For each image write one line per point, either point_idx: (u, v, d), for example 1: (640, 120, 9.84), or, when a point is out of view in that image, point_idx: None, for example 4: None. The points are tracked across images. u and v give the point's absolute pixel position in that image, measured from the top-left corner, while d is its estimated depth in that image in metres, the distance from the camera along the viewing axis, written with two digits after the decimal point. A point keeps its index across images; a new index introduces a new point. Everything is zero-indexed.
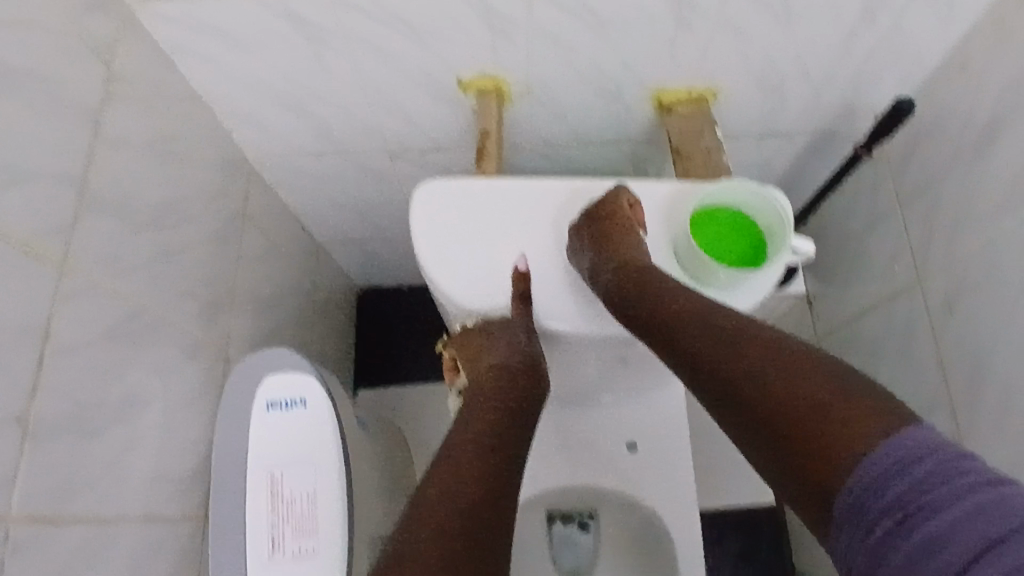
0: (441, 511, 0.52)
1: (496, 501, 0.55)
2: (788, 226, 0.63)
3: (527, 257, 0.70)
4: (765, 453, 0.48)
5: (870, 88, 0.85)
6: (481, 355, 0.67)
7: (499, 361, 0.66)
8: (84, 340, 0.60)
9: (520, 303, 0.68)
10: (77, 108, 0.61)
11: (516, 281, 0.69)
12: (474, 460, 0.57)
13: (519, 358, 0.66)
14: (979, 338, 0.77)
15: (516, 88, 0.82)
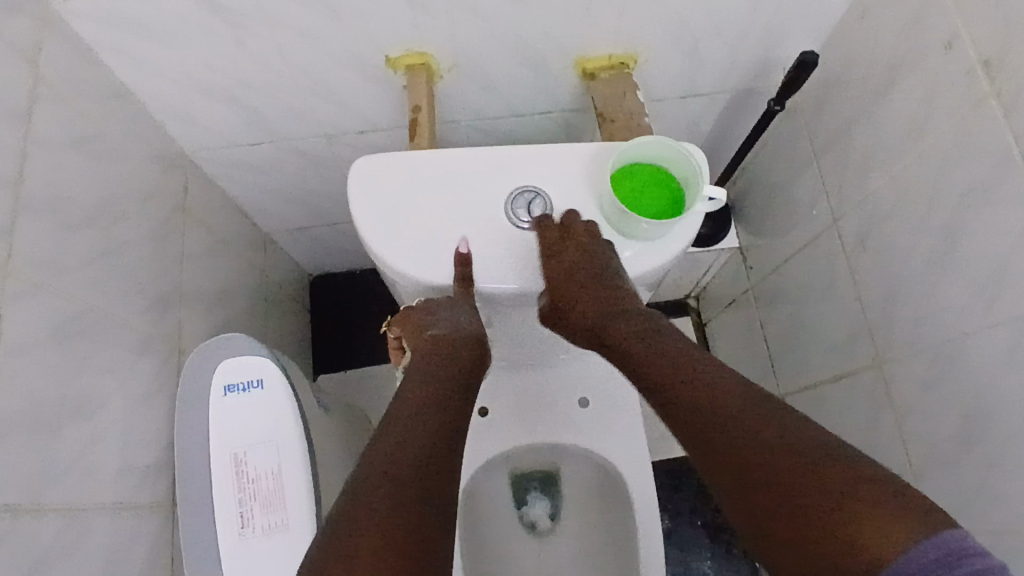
0: (394, 476, 0.56)
1: (438, 464, 0.59)
2: (702, 174, 0.67)
3: (469, 241, 0.71)
4: (787, 522, 0.51)
5: (780, 44, 0.90)
6: (421, 327, 0.70)
7: (441, 334, 0.69)
8: (34, 339, 0.61)
9: (464, 287, 0.70)
10: (2, 113, 0.62)
11: (457, 265, 0.70)
12: (421, 430, 0.61)
13: (461, 337, 0.70)
14: (890, 272, 0.83)
15: (443, 64, 0.84)
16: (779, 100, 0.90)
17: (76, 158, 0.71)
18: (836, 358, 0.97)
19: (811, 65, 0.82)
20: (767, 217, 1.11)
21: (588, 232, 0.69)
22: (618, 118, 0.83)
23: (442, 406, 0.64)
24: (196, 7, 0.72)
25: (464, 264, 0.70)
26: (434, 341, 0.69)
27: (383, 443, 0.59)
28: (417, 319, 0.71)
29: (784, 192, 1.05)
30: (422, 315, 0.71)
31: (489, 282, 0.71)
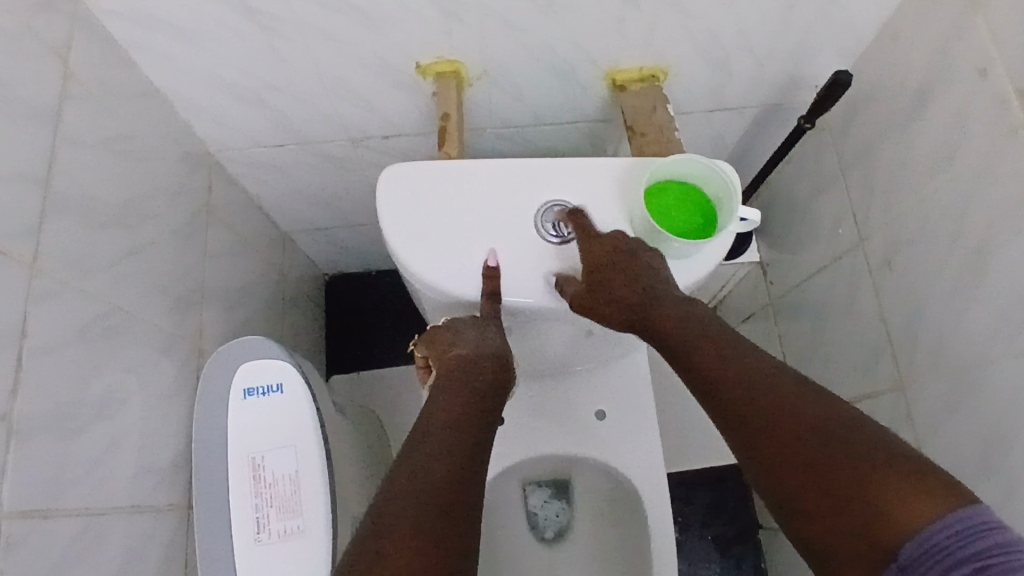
0: (413, 508, 0.55)
1: (461, 489, 0.58)
2: (735, 194, 0.66)
3: (497, 253, 0.70)
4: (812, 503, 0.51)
5: (811, 61, 0.89)
6: (447, 347, 0.69)
7: (465, 353, 0.67)
8: (59, 339, 0.61)
9: (490, 302, 0.69)
10: (34, 111, 0.61)
11: (484, 278, 0.69)
12: (445, 453, 0.60)
13: (486, 353, 0.68)
14: (916, 295, 0.82)
15: (473, 72, 0.84)
16: (809, 118, 0.89)
17: (104, 157, 0.71)
18: (856, 378, 0.96)
19: (844, 84, 0.82)
20: (790, 232, 1.10)
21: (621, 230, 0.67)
22: (648, 132, 0.82)
23: (465, 427, 0.63)
24: (228, 8, 0.71)
25: (490, 278, 0.69)
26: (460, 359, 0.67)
27: (404, 472, 0.58)
28: (442, 338, 0.70)
29: (808, 208, 1.04)
30: (448, 335, 0.70)
31: (514, 294, 0.70)
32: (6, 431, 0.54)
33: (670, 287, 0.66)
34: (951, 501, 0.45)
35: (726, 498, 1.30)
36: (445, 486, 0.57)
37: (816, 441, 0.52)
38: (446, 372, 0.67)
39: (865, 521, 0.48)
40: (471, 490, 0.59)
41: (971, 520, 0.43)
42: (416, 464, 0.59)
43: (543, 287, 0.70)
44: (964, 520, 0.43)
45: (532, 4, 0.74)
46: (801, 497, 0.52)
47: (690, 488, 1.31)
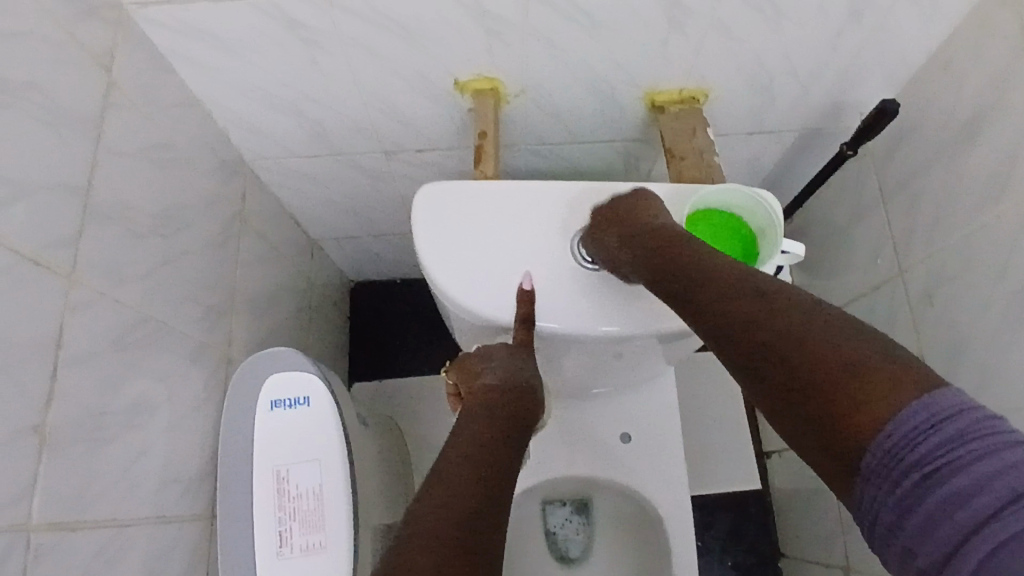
0: (444, 527, 0.54)
1: (488, 512, 0.58)
2: (778, 225, 0.64)
3: (533, 275, 0.70)
4: (801, 415, 0.45)
5: (857, 87, 0.87)
6: (476, 375, 0.71)
7: (494, 382, 0.69)
8: (93, 349, 0.61)
9: (524, 327, 0.69)
10: (78, 121, 0.62)
11: (519, 301, 0.69)
12: (473, 477, 0.60)
13: (515, 385, 0.69)
14: (958, 331, 0.80)
15: (512, 89, 0.83)
16: (852, 145, 0.87)
17: (143, 167, 0.71)
18: None
19: (892, 113, 0.80)
20: (825, 259, 1.08)
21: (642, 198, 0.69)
22: (687, 156, 0.81)
23: (493, 451, 0.63)
24: (271, 20, 0.71)
25: (528, 303, 0.69)
26: (490, 386, 0.69)
27: (432, 493, 0.58)
28: (472, 367, 0.71)
29: (846, 235, 1.02)
30: (477, 363, 0.71)
31: (548, 319, 0.69)
32: (39, 442, 0.54)
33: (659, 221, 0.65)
34: (920, 386, 0.40)
35: (748, 524, 1.28)
36: (474, 510, 0.57)
37: (789, 339, 0.47)
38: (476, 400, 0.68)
39: (841, 415, 0.42)
40: (497, 520, 0.58)
41: (944, 410, 0.38)
42: (444, 487, 0.58)
43: (578, 316, 0.70)
44: (941, 404, 0.39)
45: (575, 24, 0.73)
46: (782, 405, 0.47)
47: (711, 513, 1.28)
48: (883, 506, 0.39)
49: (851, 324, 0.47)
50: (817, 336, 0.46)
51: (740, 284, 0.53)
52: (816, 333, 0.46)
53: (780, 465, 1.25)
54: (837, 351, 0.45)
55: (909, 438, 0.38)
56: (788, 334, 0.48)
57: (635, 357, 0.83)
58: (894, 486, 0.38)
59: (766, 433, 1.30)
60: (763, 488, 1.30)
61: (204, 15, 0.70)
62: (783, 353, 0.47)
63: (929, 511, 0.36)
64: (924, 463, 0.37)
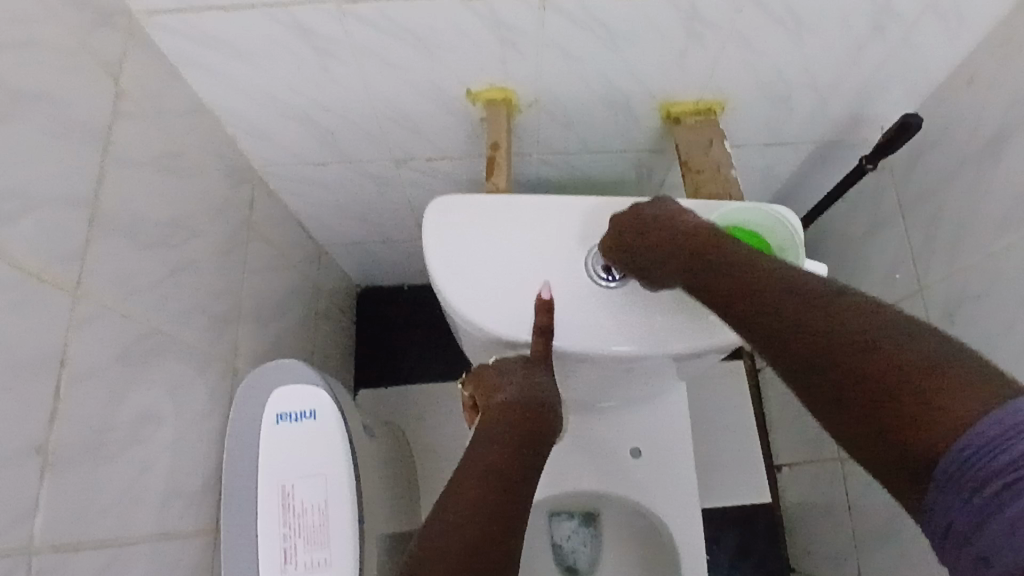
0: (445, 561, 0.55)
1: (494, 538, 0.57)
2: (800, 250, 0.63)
3: (551, 285, 0.68)
4: (866, 424, 0.42)
5: (878, 99, 0.85)
6: (493, 393, 0.67)
7: (509, 400, 0.66)
8: (97, 365, 0.60)
9: (542, 339, 0.67)
10: (85, 130, 0.60)
11: (539, 312, 0.67)
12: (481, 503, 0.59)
13: (532, 401, 0.66)
14: (979, 352, 0.78)
15: (525, 99, 0.82)
16: (872, 159, 0.85)
17: (151, 176, 0.70)
18: None
19: (915, 128, 0.78)
20: (841, 272, 1.06)
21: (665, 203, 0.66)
22: (704, 170, 0.79)
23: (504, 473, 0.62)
24: (283, 28, 0.70)
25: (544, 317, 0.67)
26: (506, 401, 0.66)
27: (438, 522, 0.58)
28: (489, 380, 0.68)
29: (863, 249, 1.00)
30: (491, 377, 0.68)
31: (563, 337, 0.68)
32: (42, 462, 0.53)
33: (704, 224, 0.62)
34: (994, 390, 0.37)
35: (756, 538, 1.26)
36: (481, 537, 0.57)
37: (846, 339, 0.45)
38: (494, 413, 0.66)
39: (908, 420, 0.40)
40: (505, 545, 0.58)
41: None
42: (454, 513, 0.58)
43: (593, 332, 0.68)
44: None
45: (593, 35, 0.71)
46: (843, 411, 0.44)
47: (719, 526, 1.27)
48: (957, 513, 0.35)
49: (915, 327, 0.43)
50: (880, 339, 0.43)
51: (793, 288, 0.51)
52: (876, 334, 0.44)
53: (790, 478, 1.24)
54: (902, 353, 0.42)
55: (984, 448, 0.35)
56: (844, 339, 0.45)
57: (647, 373, 0.82)
58: (970, 493, 0.34)
59: (776, 446, 1.28)
60: (772, 502, 1.28)
61: (215, 22, 0.69)
62: (842, 360, 0.44)
63: (1005, 524, 0.32)
64: (1001, 470, 0.33)
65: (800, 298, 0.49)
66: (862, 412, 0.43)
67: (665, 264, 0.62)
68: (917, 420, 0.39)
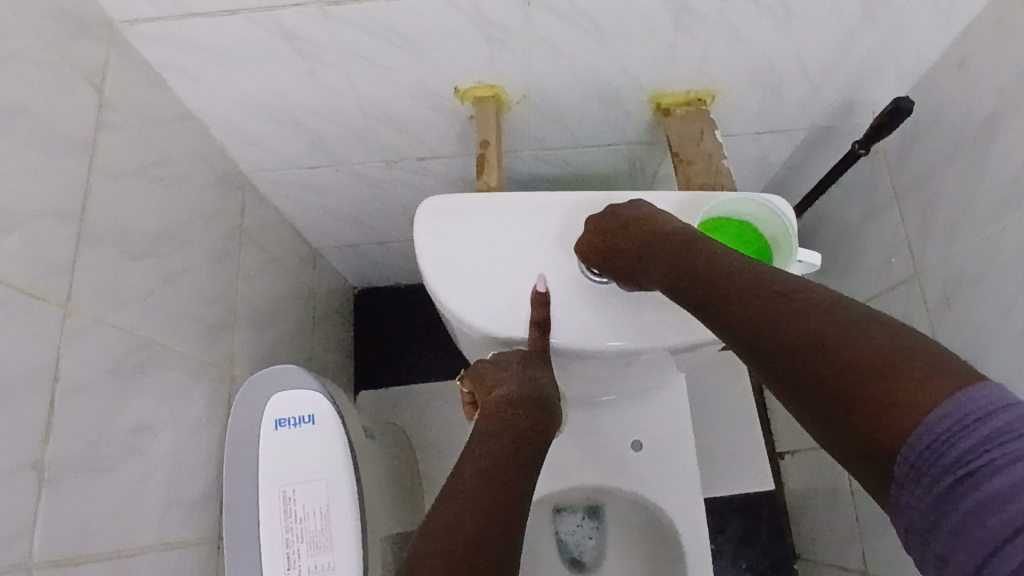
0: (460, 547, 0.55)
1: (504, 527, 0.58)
2: (793, 239, 0.62)
3: (547, 278, 0.68)
4: (830, 417, 0.43)
5: (868, 84, 0.85)
6: (492, 386, 0.67)
7: (510, 394, 0.66)
8: (91, 378, 0.59)
9: (537, 333, 0.67)
10: (69, 144, 0.60)
11: (534, 305, 0.67)
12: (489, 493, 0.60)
13: (530, 393, 0.66)
14: (978, 335, 0.78)
15: (513, 95, 0.81)
16: (865, 145, 0.84)
17: (138, 187, 0.69)
18: None
19: (906, 112, 0.78)
20: (837, 258, 1.06)
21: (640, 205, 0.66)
22: (695, 161, 0.79)
23: (508, 466, 0.62)
24: (266, 33, 0.69)
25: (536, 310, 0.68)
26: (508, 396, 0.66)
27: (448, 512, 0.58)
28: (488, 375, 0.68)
29: (858, 234, 1.00)
30: (490, 372, 0.68)
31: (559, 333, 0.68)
32: (38, 478, 0.52)
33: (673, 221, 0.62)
34: (957, 382, 0.38)
35: (761, 526, 1.27)
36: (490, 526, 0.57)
37: (808, 334, 0.45)
38: (494, 409, 0.66)
39: (868, 415, 0.40)
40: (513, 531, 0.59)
41: (983, 406, 0.36)
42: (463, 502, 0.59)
43: (588, 327, 0.68)
44: (979, 400, 0.36)
45: (579, 29, 0.71)
46: (808, 403, 0.45)
47: (724, 516, 1.27)
48: (918, 508, 0.37)
49: (877, 319, 0.44)
50: (840, 334, 0.44)
51: (758, 283, 0.51)
52: (838, 327, 0.44)
53: (793, 466, 1.24)
54: (867, 344, 0.42)
55: (941, 440, 0.36)
56: (806, 335, 0.45)
57: (646, 366, 0.82)
58: (926, 487, 0.36)
59: (778, 434, 1.29)
60: (775, 489, 1.28)
61: (198, 29, 0.68)
62: (805, 355, 0.45)
63: (964, 517, 0.34)
64: (957, 463, 0.35)
65: (763, 292, 0.49)
66: (824, 407, 0.43)
67: (639, 262, 0.61)
68: (879, 417, 0.40)
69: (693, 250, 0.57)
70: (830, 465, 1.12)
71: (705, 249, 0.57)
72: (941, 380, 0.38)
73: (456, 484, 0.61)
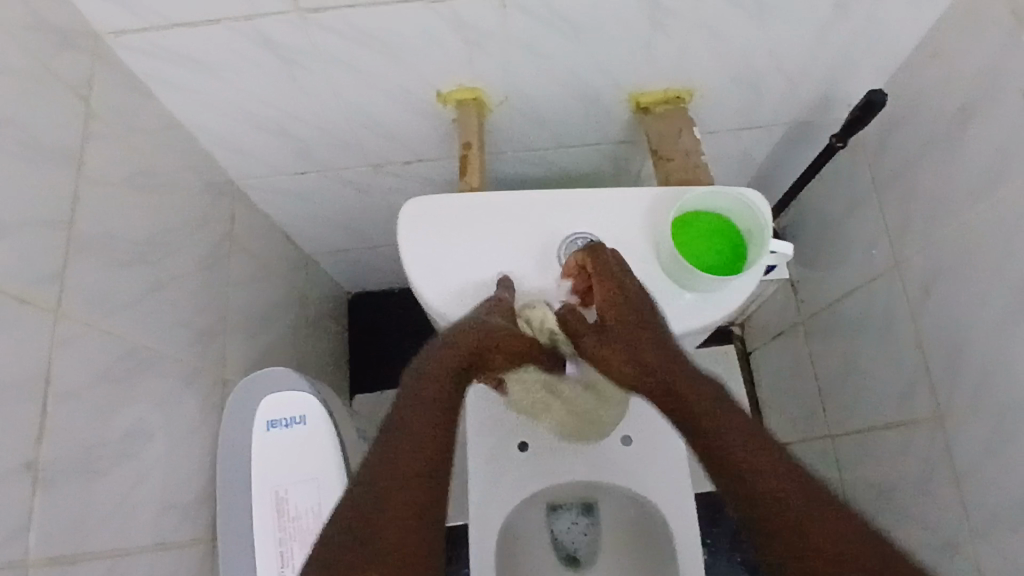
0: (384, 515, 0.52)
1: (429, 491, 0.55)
2: (766, 236, 0.64)
3: (508, 273, 0.70)
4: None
5: (844, 79, 0.86)
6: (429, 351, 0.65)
7: (440, 347, 0.63)
8: (84, 382, 0.61)
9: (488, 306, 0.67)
10: (57, 154, 0.61)
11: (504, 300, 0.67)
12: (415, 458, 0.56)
13: (457, 338, 0.63)
14: (959, 323, 0.79)
15: (494, 98, 0.83)
16: (842, 138, 0.86)
17: (126, 195, 0.70)
18: (892, 405, 0.93)
19: (880, 104, 0.79)
20: (821, 251, 1.07)
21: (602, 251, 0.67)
22: (674, 158, 0.80)
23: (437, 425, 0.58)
24: (249, 42, 0.71)
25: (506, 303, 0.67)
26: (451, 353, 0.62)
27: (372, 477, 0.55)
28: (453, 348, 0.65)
29: (841, 227, 1.01)
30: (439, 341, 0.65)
31: (544, 329, 0.70)
32: (33, 479, 0.54)
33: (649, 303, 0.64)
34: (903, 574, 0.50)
35: None
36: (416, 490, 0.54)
37: (788, 492, 0.55)
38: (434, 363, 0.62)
39: None
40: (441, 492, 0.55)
41: None
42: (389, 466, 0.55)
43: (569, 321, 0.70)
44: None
45: (555, 31, 0.72)
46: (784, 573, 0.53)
47: (718, 511, 1.28)
48: None
49: (837, 509, 0.54)
50: (812, 508, 0.54)
51: (743, 428, 0.59)
52: (820, 512, 0.54)
53: None
54: (834, 545, 0.52)
55: None
56: (777, 492, 0.55)
57: None
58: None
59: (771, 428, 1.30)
60: None
61: (182, 39, 0.70)
62: (777, 521, 0.54)
63: None
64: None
65: (752, 435, 0.59)
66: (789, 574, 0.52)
67: (603, 328, 0.64)
68: None
69: (666, 347, 0.62)
70: (820, 456, 1.13)
71: (690, 372, 0.62)
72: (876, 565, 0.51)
73: (381, 445, 0.57)
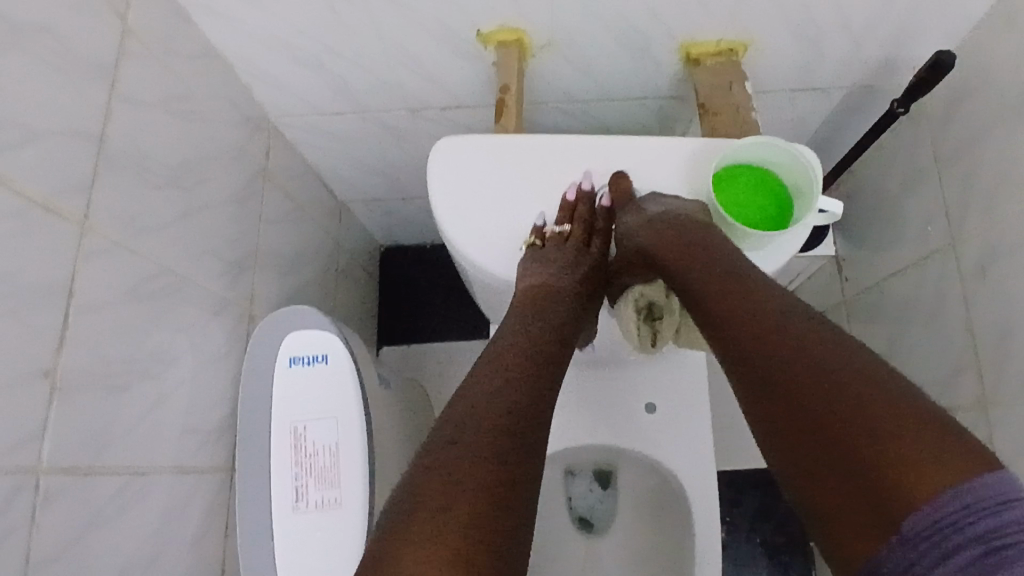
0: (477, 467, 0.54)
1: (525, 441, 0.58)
2: (815, 187, 0.63)
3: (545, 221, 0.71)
4: (754, 374, 0.54)
5: (912, 39, 0.81)
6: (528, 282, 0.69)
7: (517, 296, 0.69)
8: (107, 300, 0.60)
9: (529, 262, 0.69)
10: (90, 66, 0.60)
11: (560, 210, 0.71)
12: (508, 403, 0.59)
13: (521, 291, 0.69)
14: (1011, 304, 0.74)
15: (538, 41, 0.80)
16: (904, 103, 0.82)
17: (163, 119, 0.70)
18: (932, 391, 0.89)
19: (948, 66, 0.75)
20: (873, 226, 1.02)
21: (677, 220, 0.64)
22: (722, 112, 0.77)
23: (524, 369, 0.62)
24: None
25: (572, 210, 0.71)
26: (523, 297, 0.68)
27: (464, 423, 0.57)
28: (528, 264, 0.69)
29: (896, 200, 0.96)
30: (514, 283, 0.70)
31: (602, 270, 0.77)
32: (50, 385, 0.54)
33: (671, 217, 0.65)
34: (805, 339, 0.52)
35: (779, 500, 1.25)
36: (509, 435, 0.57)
37: (742, 303, 0.57)
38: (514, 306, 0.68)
39: (802, 402, 0.50)
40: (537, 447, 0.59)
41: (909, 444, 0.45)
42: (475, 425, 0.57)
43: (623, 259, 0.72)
44: (984, 491, 0.41)
45: None
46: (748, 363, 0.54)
47: (740, 489, 1.26)
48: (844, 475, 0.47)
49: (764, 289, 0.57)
50: (782, 346, 0.53)
51: (756, 299, 0.56)
52: (775, 320, 0.54)
53: None
54: (791, 352, 0.52)
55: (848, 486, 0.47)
56: (748, 320, 0.56)
57: None
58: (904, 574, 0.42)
59: None
60: None
61: None
62: (747, 336, 0.55)
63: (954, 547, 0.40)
64: (966, 541, 0.40)
65: (766, 309, 0.55)
66: (736, 357, 0.55)
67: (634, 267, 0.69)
68: (794, 388, 0.51)
69: (696, 242, 0.62)
70: None
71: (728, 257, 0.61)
72: (814, 340, 0.52)
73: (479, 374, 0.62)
